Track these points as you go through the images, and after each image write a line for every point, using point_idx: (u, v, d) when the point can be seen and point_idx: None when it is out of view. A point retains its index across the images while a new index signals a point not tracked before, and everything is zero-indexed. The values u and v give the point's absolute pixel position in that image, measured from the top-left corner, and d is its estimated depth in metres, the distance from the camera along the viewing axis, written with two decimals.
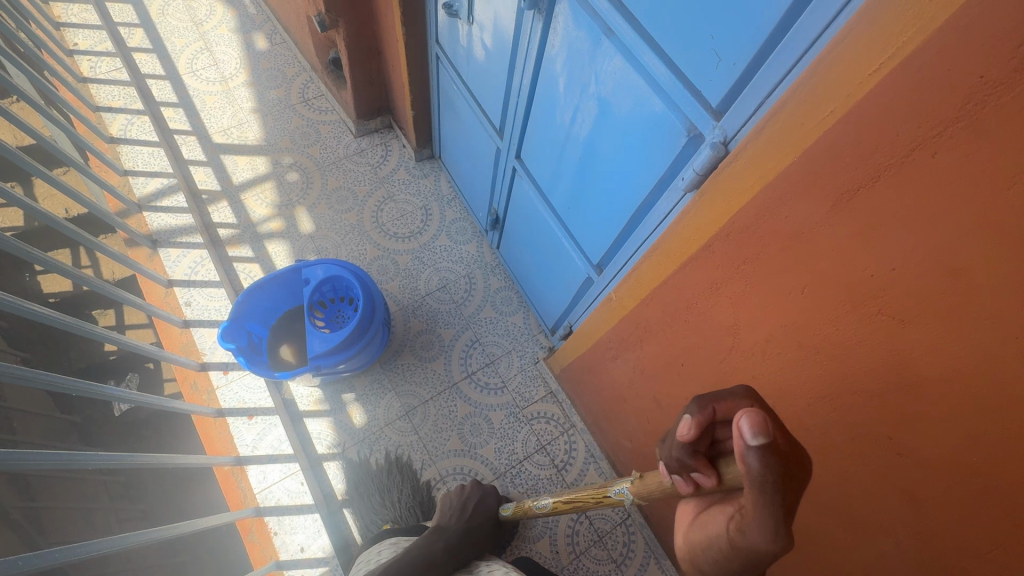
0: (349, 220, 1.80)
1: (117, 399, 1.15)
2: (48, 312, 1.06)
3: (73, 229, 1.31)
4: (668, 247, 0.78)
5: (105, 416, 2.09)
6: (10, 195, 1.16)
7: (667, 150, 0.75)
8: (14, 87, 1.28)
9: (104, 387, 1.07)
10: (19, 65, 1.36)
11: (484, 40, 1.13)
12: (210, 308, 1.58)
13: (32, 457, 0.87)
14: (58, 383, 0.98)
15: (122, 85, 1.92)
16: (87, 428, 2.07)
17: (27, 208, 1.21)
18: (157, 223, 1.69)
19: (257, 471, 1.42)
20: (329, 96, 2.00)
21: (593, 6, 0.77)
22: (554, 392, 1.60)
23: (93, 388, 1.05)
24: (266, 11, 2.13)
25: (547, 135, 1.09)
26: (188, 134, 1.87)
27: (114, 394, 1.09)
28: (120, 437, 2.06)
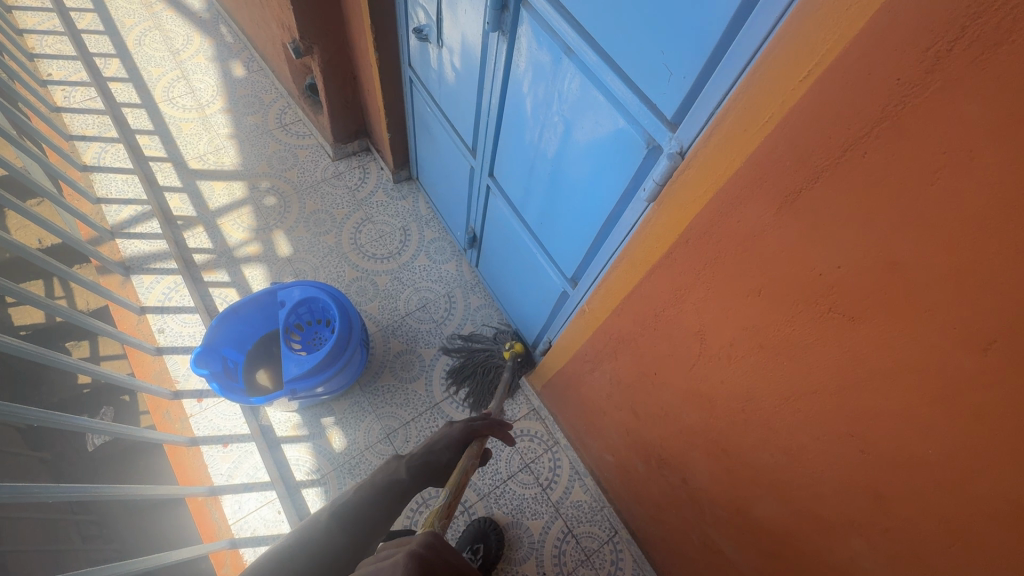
0: (327, 243, 1.81)
1: (87, 430, 1.11)
2: (18, 343, 1.03)
3: (43, 257, 1.28)
4: (634, 255, 0.79)
5: (77, 451, 2.03)
6: None
7: (629, 162, 0.78)
8: None
9: (74, 419, 1.04)
10: None
11: (454, 64, 1.15)
12: (184, 334, 1.55)
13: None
14: (30, 417, 0.96)
15: (96, 114, 1.91)
16: (58, 464, 2.00)
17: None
18: (130, 250, 1.67)
19: (232, 501, 1.37)
20: (306, 121, 2.02)
21: (552, 27, 0.80)
22: (538, 409, 1.60)
23: (63, 420, 1.02)
24: (243, 39, 2.16)
25: (516, 152, 1.11)
26: (163, 161, 1.87)
27: (85, 425, 1.05)
28: (92, 473, 1.99)
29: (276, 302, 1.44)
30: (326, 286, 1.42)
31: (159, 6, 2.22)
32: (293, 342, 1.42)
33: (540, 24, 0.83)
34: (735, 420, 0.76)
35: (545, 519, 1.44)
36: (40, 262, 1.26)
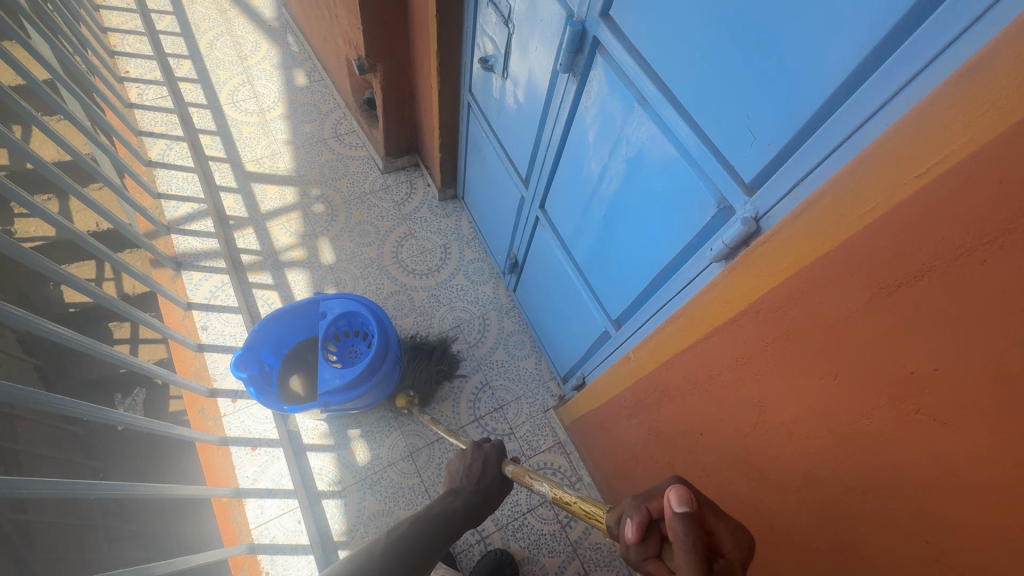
0: (369, 254, 1.83)
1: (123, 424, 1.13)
2: (66, 331, 1.07)
3: (97, 245, 1.32)
4: (695, 313, 0.77)
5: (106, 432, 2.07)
6: (40, 212, 1.18)
7: (695, 218, 0.76)
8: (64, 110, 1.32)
9: (110, 413, 1.06)
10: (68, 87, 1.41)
11: (517, 97, 1.16)
12: (226, 333, 1.58)
13: (29, 484, 0.86)
14: (65, 406, 0.98)
15: (164, 112, 1.99)
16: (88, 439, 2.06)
17: (55, 223, 1.24)
18: (183, 246, 1.71)
19: (254, 505, 1.38)
20: (360, 132, 2.06)
21: (627, 75, 0.79)
22: (563, 443, 1.58)
23: (100, 413, 1.04)
24: (307, 50, 2.23)
25: (572, 189, 1.11)
26: (222, 161, 1.93)
27: (119, 419, 1.07)
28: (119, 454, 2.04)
29: (318, 311, 1.46)
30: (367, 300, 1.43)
31: (233, 12, 2.31)
32: (329, 352, 1.43)
33: (614, 72, 0.82)
34: (787, 499, 0.72)
35: (562, 559, 1.40)
36: (93, 250, 1.31)
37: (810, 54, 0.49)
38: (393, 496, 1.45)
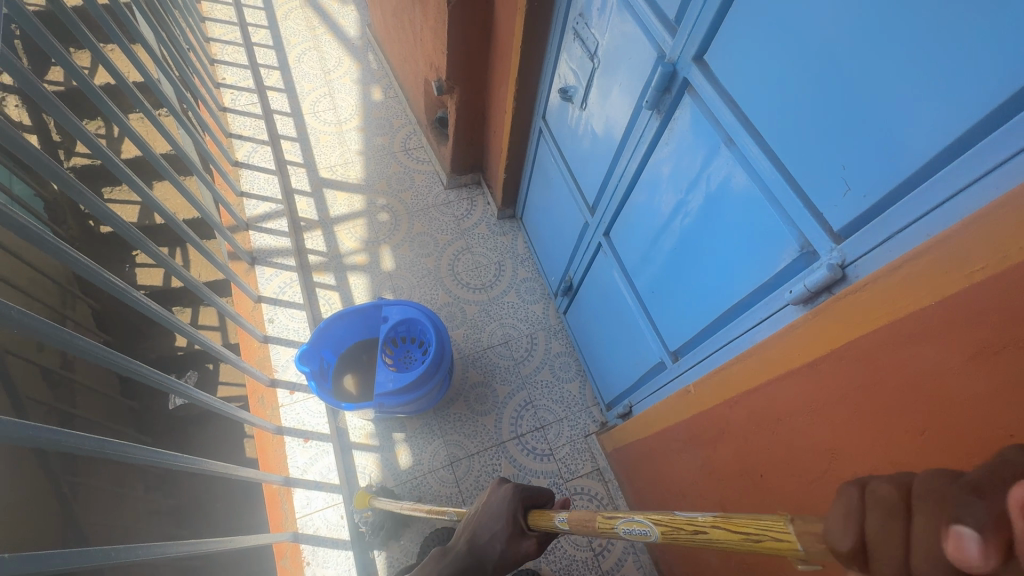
0: (427, 264, 1.90)
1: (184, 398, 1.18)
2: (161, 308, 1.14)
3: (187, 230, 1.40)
4: (767, 353, 0.78)
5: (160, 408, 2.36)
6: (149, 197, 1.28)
7: (774, 259, 0.78)
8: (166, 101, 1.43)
9: (190, 388, 1.13)
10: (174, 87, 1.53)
11: (593, 128, 1.21)
12: (290, 327, 1.67)
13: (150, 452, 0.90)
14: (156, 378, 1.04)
15: (253, 118, 2.12)
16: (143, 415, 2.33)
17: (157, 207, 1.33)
18: (259, 243, 1.82)
19: (302, 495, 1.43)
20: (428, 148, 2.16)
21: (716, 116, 0.82)
22: (601, 470, 1.58)
23: (183, 388, 1.11)
24: (386, 68, 2.36)
25: (641, 220, 1.14)
26: (299, 166, 2.06)
27: (192, 394, 1.14)
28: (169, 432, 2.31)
29: (378, 316, 1.53)
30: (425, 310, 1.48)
31: (321, 29, 2.48)
32: (385, 356, 1.49)
33: (702, 114, 0.85)
34: None
35: None
36: (186, 237, 1.39)
37: (906, 116, 0.54)
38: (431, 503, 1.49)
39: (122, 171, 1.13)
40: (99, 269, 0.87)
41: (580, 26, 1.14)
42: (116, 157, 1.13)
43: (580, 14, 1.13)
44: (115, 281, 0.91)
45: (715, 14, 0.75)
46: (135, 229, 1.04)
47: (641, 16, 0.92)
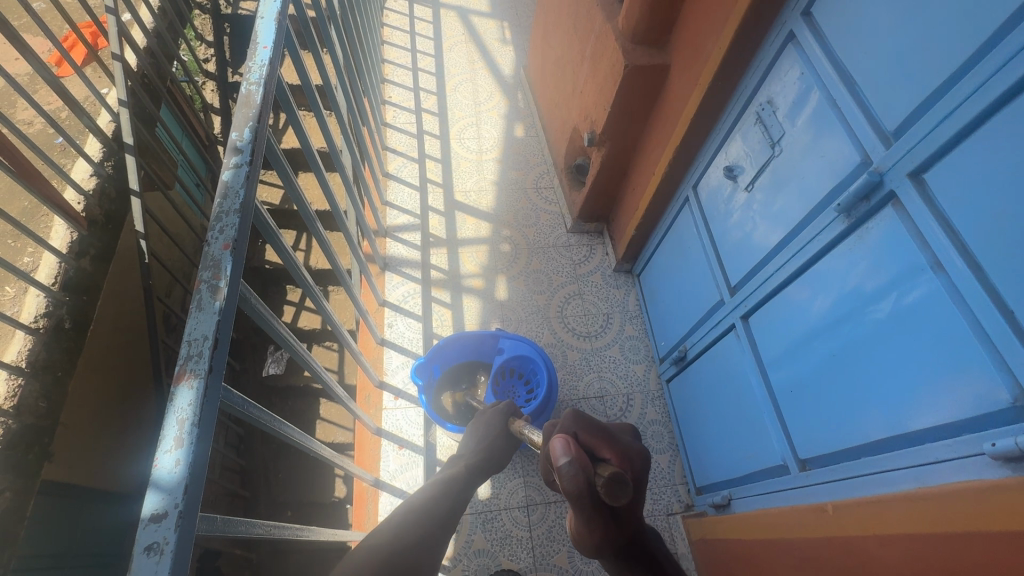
0: (538, 302, 1.94)
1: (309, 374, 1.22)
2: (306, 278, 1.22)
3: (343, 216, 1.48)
4: (945, 503, 0.71)
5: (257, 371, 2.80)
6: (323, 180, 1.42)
7: (972, 403, 0.72)
8: (337, 107, 1.56)
9: (315, 365, 1.17)
10: (348, 97, 1.68)
11: (755, 212, 1.20)
12: (406, 335, 1.77)
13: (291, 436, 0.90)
14: (295, 350, 1.09)
15: (408, 136, 2.30)
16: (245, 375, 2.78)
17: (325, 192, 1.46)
18: (393, 250, 1.96)
19: (387, 500, 1.48)
20: (558, 190, 2.23)
21: (925, 237, 0.78)
22: (679, 556, 1.52)
23: (309, 363, 1.15)
24: (532, 108, 2.49)
25: (794, 316, 1.09)
26: (438, 186, 2.19)
27: (318, 371, 1.17)
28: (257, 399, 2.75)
29: (493, 346, 1.60)
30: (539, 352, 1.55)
31: (480, 64, 2.68)
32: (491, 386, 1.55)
33: (903, 230, 0.82)
34: None
35: None
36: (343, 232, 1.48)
37: None
38: (502, 542, 1.52)
39: (311, 157, 1.36)
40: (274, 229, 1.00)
41: (765, 112, 1.15)
42: (309, 143, 1.37)
43: (767, 101, 1.14)
44: (284, 242, 1.07)
45: (949, 137, 0.72)
46: (303, 200, 1.27)
47: (848, 119, 0.90)
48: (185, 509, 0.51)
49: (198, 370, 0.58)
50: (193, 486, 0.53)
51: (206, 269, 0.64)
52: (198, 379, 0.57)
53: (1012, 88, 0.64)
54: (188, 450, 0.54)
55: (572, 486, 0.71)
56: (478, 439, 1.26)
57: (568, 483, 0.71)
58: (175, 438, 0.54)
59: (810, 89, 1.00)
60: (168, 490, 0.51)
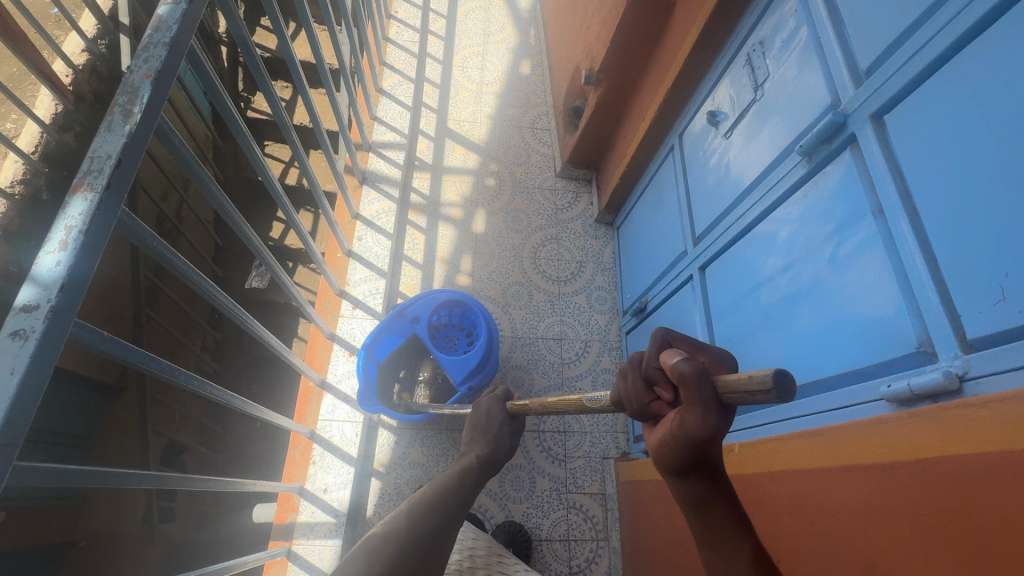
0: (514, 240, 1.93)
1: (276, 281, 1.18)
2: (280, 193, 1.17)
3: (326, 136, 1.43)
4: (830, 438, 0.71)
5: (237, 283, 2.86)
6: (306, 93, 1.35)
7: (882, 351, 0.72)
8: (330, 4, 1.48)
9: (284, 277, 1.13)
10: None
11: (729, 159, 1.17)
12: (373, 251, 1.76)
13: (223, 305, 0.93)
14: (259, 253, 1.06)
15: (408, 54, 2.21)
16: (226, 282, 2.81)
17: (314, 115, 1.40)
18: (374, 165, 1.91)
19: (329, 401, 1.51)
20: (553, 133, 2.18)
21: (874, 183, 0.76)
22: (606, 496, 1.60)
23: (279, 272, 1.11)
24: (542, 47, 2.42)
25: (745, 267, 1.08)
26: (431, 111, 2.13)
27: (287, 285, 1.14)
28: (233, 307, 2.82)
29: (409, 319, 1.53)
30: (455, 295, 1.56)
31: None
32: (433, 350, 1.52)
33: (856, 175, 0.79)
34: None
35: None
36: (325, 153, 1.42)
37: None
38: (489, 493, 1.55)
39: (293, 69, 1.29)
40: (246, 137, 0.98)
41: (755, 54, 1.10)
42: (293, 58, 1.30)
43: (759, 42, 1.09)
44: (261, 155, 1.04)
45: (915, 75, 0.69)
46: (281, 114, 1.18)
47: (828, 59, 0.87)
48: (59, 307, 0.52)
49: (95, 185, 0.57)
50: (72, 290, 0.53)
51: (123, 94, 0.63)
52: (93, 194, 0.56)
53: (981, 21, 0.60)
54: (71, 255, 0.54)
55: (693, 383, 0.50)
56: (482, 433, 1.12)
57: (688, 385, 0.50)
58: (60, 242, 0.54)
59: (800, 28, 0.96)
60: (44, 286, 0.52)
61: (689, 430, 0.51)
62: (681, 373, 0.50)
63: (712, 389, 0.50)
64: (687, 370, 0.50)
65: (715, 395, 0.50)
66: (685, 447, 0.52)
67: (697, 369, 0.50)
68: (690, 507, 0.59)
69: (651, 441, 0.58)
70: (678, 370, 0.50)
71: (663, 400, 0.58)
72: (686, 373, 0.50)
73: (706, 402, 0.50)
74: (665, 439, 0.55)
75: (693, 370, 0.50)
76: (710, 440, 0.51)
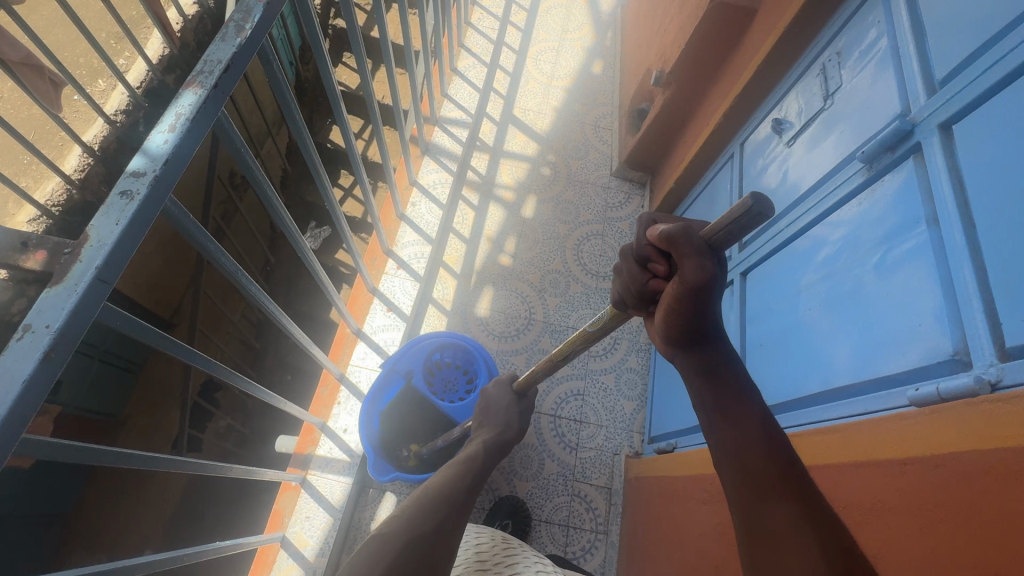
0: (560, 230, 1.96)
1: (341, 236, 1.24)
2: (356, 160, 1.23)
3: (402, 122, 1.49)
4: (848, 434, 0.71)
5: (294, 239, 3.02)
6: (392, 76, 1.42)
7: (915, 357, 0.71)
8: None
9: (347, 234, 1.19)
10: None
11: (788, 167, 1.17)
12: (425, 218, 1.83)
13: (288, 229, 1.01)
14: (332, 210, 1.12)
15: (485, 40, 2.29)
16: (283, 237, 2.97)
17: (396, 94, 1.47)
18: (438, 139, 1.99)
19: (362, 349, 1.58)
20: (614, 133, 2.21)
21: (932, 191, 0.75)
22: (612, 491, 1.60)
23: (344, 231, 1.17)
24: (616, 50, 2.45)
25: (788, 273, 1.08)
26: (500, 96, 2.20)
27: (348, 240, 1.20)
28: None
29: (402, 374, 1.49)
30: (443, 339, 1.54)
31: None
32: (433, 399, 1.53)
33: (915, 184, 0.78)
34: None
35: None
36: (399, 130, 1.49)
37: None
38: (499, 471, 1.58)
39: (385, 49, 1.36)
40: (339, 104, 1.04)
41: (830, 64, 1.10)
42: (386, 43, 1.37)
43: (836, 53, 1.09)
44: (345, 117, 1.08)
45: (989, 85, 0.68)
46: (367, 84, 1.25)
47: (904, 69, 0.86)
48: (159, 178, 0.59)
49: (205, 83, 0.65)
50: (172, 167, 0.60)
51: (238, 12, 0.70)
52: (203, 90, 0.64)
53: None
54: (177, 136, 0.61)
55: (682, 243, 0.57)
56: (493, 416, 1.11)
57: (678, 247, 0.57)
58: (170, 125, 0.61)
59: (880, 38, 0.95)
60: (151, 158, 0.59)
61: (693, 289, 0.58)
62: (667, 233, 0.57)
63: (702, 245, 0.56)
64: (674, 234, 0.57)
65: (708, 249, 0.57)
66: (688, 300, 0.60)
67: (684, 231, 0.56)
68: (702, 375, 0.68)
69: (661, 313, 0.66)
70: (670, 236, 0.57)
71: (658, 276, 0.66)
72: (677, 236, 0.57)
73: (698, 262, 0.57)
74: (674, 305, 0.62)
75: (682, 232, 0.56)
76: (709, 285, 0.57)
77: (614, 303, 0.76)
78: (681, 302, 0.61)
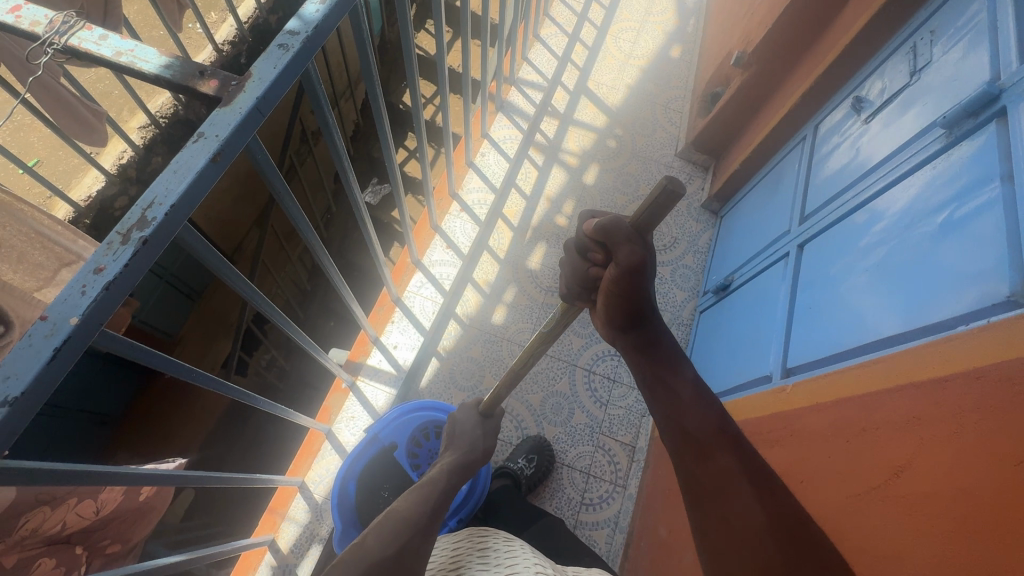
0: (618, 200, 2.01)
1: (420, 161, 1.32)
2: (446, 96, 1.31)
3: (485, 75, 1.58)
4: (892, 364, 0.75)
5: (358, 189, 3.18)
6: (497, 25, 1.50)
7: (972, 300, 0.73)
8: None
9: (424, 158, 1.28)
10: None
11: (863, 142, 1.18)
12: (491, 168, 1.93)
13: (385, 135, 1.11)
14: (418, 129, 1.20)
15: (570, 12, 2.36)
16: None
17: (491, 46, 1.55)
18: (512, 98, 2.08)
19: (419, 278, 1.69)
20: (684, 116, 2.23)
21: (1011, 149, 0.76)
22: (636, 449, 1.64)
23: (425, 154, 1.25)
24: (697, 36, 2.46)
25: (848, 240, 1.10)
26: (576, 66, 2.26)
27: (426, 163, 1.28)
28: None
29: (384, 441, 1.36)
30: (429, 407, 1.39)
31: None
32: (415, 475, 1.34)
33: (994, 146, 0.80)
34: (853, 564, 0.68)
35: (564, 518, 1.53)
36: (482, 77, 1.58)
37: None
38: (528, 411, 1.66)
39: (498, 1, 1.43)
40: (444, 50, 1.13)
41: (922, 43, 1.11)
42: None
43: (930, 32, 1.10)
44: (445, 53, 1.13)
45: None
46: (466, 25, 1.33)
47: (1001, 38, 0.87)
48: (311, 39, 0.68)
49: None
50: (321, 32, 0.70)
51: None
52: None
53: None
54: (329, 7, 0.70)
55: (613, 233, 0.64)
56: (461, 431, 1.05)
57: (609, 235, 0.65)
58: None
59: (979, 12, 0.96)
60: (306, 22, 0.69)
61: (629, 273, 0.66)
62: (600, 226, 0.65)
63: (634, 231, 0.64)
64: (608, 223, 0.64)
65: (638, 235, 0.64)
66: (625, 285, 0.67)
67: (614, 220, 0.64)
68: (639, 352, 0.78)
69: (603, 298, 0.73)
70: (602, 226, 0.65)
71: (596, 264, 0.72)
72: (610, 223, 0.64)
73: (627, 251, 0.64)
74: (617, 290, 0.69)
75: (615, 221, 0.64)
76: (642, 266, 0.65)
77: (563, 297, 0.82)
78: (623, 286, 0.68)
